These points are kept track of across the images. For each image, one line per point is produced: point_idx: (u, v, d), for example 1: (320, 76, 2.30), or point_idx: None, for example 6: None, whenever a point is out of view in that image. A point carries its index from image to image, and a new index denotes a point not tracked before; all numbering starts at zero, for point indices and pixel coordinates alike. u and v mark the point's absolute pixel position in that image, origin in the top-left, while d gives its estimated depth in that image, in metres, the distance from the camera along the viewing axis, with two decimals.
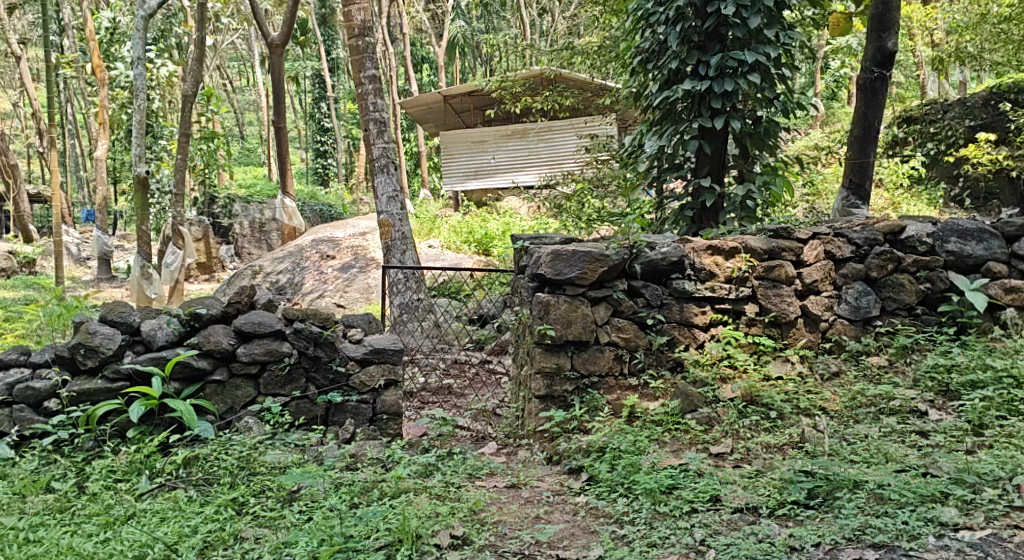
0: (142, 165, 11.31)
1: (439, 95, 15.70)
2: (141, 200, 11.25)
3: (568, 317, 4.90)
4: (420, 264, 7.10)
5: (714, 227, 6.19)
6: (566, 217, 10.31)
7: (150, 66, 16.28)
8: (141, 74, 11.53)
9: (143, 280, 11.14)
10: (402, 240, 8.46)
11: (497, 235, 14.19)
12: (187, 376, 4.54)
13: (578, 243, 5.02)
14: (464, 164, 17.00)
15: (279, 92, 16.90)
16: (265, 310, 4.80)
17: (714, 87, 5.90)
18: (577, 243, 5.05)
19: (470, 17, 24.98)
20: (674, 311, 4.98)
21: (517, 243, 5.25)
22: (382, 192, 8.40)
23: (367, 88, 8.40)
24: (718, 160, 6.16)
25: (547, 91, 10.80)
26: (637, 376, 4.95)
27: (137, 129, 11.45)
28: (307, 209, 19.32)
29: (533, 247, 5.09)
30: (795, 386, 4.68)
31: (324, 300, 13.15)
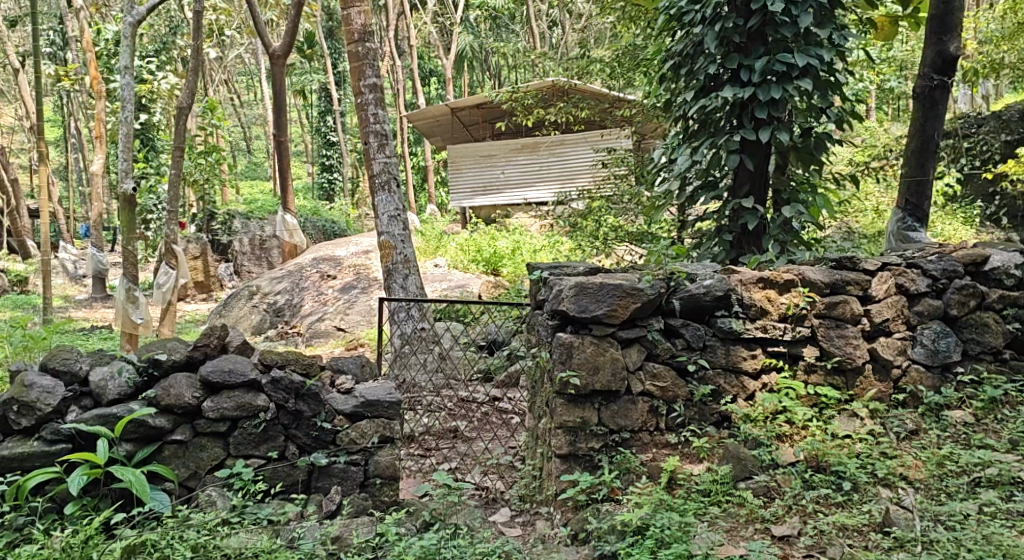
0: (129, 181, 10.58)
1: (446, 107, 15.09)
2: (128, 219, 10.49)
3: (593, 362, 4.18)
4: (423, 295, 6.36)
5: (756, 252, 5.45)
6: (579, 237, 9.60)
7: (147, 79, 15.63)
8: (130, 87, 10.83)
9: (129, 303, 10.31)
10: (403, 263, 7.69)
11: (506, 254, 13.50)
12: (143, 436, 3.85)
13: (606, 274, 4.32)
14: (472, 179, 16.33)
15: (280, 105, 16.23)
16: (241, 356, 4.08)
17: (759, 94, 5.15)
18: (603, 275, 4.35)
19: (477, 29, 24.35)
20: (721, 356, 4.25)
21: (534, 274, 4.58)
22: (383, 211, 7.68)
23: (368, 98, 7.67)
24: (761, 178, 5.43)
25: (561, 102, 10.13)
26: (676, 433, 4.22)
27: (124, 144, 10.74)
28: (309, 225, 18.69)
29: (553, 279, 4.40)
30: (867, 447, 3.98)
31: (325, 323, 12.46)
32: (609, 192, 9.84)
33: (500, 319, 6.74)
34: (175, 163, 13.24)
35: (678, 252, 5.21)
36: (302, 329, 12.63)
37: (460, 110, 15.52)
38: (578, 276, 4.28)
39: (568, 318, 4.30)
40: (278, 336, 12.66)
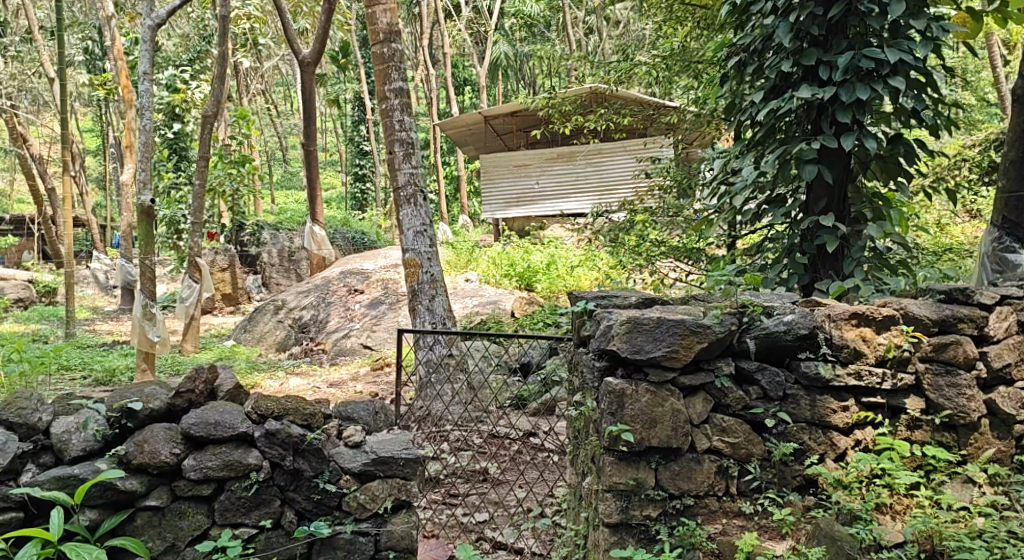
0: (147, 191, 9.71)
1: (479, 114, 14.57)
2: (146, 232, 9.63)
3: (650, 415, 3.53)
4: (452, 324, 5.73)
5: (834, 278, 4.84)
6: (621, 252, 9.01)
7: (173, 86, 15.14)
8: (149, 94, 9.94)
9: (145, 322, 9.53)
10: (430, 284, 7.03)
11: (541, 269, 12.84)
12: (111, 501, 3.77)
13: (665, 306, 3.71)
14: (505, 190, 15.68)
15: (309, 114, 15.70)
16: (232, 405, 3.94)
17: (842, 95, 4.53)
18: (662, 307, 3.75)
19: (512, 38, 23.76)
20: (805, 408, 3.59)
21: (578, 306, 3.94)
22: (408, 225, 7.04)
23: (393, 103, 7.03)
24: (842, 190, 4.83)
25: (602, 109, 9.50)
26: (750, 500, 3.57)
27: (141, 152, 10.04)
28: (339, 237, 18.19)
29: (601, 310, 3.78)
30: (990, 524, 3.37)
31: (351, 341, 11.91)
32: (651, 205, 9.19)
33: (540, 348, 6.10)
34: (199, 174, 12.71)
35: (746, 279, 4.55)
36: (327, 347, 12.10)
37: (491, 117, 15.09)
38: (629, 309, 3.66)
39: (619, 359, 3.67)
40: (302, 354, 12.11)
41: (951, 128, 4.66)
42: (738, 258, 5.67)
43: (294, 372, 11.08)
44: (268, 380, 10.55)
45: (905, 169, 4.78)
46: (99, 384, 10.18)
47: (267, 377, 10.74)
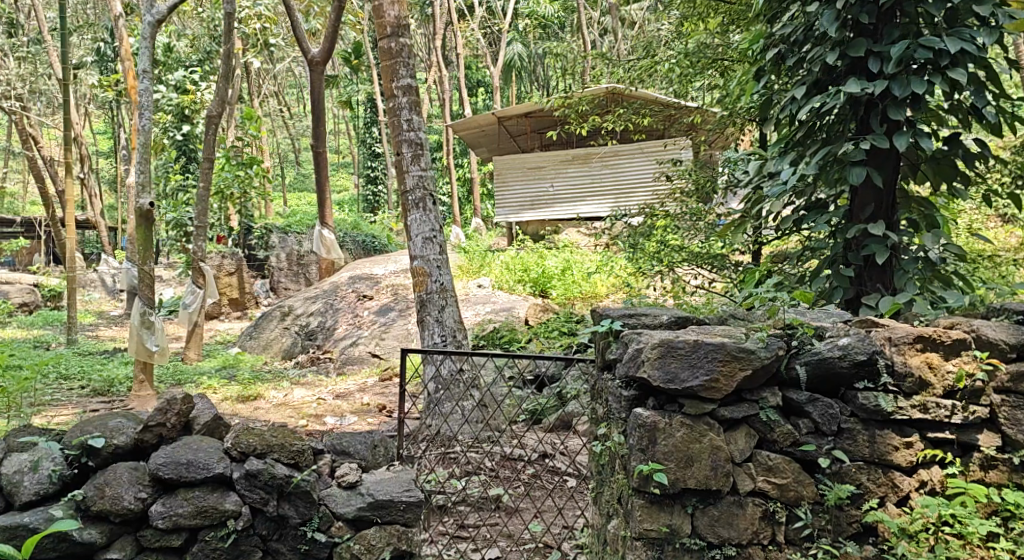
0: (146, 194, 9.26)
1: (492, 115, 14.41)
2: (145, 236, 9.22)
3: (686, 452, 3.54)
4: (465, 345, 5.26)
5: (883, 292, 4.46)
6: (640, 259, 8.82)
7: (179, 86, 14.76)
8: (149, 93, 9.48)
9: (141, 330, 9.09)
10: (440, 293, 6.61)
11: (556, 274, 12.43)
12: (77, 544, 4.47)
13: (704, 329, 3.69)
14: (520, 194, 15.46)
15: (318, 115, 15.33)
16: (209, 442, 4.67)
17: (894, 90, 4.11)
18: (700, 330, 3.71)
19: (526, 38, 23.37)
20: (861, 444, 3.60)
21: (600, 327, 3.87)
22: (416, 231, 6.62)
23: (401, 101, 6.61)
24: (889, 195, 4.45)
25: (620, 108, 9.13)
26: (799, 547, 3.58)
27: (139, 153, 9.56)
28: (350, 240, 17.88)
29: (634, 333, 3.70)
30: None
31: (359, 349, 11.51)
32: (672, 210, 8.88)
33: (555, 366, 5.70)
34: (203, 176, 12.35)
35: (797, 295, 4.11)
36: (335, 355, 11.70)
37: (505, 118, 14.91)
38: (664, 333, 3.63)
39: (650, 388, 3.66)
40: (308, 362, 11.72)
41: (1016, 124, 4.24)
42: (773, 270, 5.26)
43: (301, 382, 10.64)
44: (272, 390, 10.11)
45: (960, 170, 4.39)
46: (98, 395, 9.81)
47: (271, 387, 10.29)
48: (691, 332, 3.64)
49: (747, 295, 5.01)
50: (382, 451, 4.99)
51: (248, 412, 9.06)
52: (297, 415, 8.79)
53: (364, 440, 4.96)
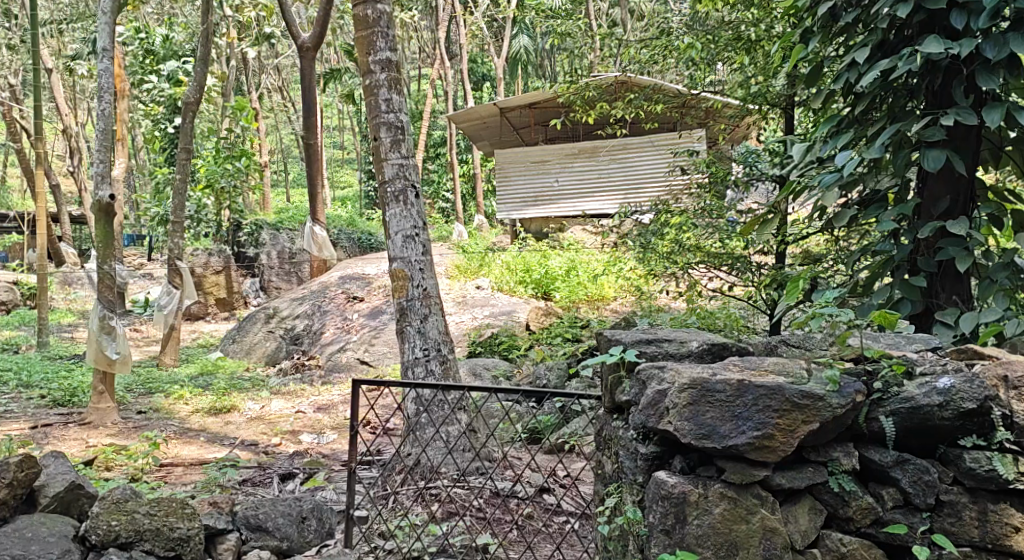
0: (107, 186, 8.41)
1: (495, 105, 13.74)
2: (105, 232, 8.42)
3: (730, 535, 3.39)
4: (446, 379, 4.31)
5: (962, 307, 3.77)
6: (652, 260, 8.10)
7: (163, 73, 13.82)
8: (111, 75, 8.55)
9: (102, 336, 8.29)
10: (422, 300, 5.73)
11: (560, 275, 11.59)
12: None
13: (746, 362, 3.56)
14: (523, 188, 14.72)
15: (309, 103, 14.44)
16: (57, 528, 4.50)
17: (987, 50, 3.34)
18: (739, 360, 3.59)
19: (533, 30, 22.57)
20: (968, 525, 3.35)
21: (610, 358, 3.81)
22: (395, 229, 5.75)
23: (379, 78, 5.76)
24: (967, 187, 3.72)
25: (630, 94, 8.32)
26: None
27: (99, 138, 8.47)
28: (344, 237, 17.06)
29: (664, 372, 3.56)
30: None
31: (347, 356, 10.62)
32: (688, 206, 8.08)
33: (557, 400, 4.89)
34: (182, 168, 11.54)
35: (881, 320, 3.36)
36: (320, 362, 10.80)
37: (508, 109, 14.23)
38: (700, 372, 3.47)
39: (677, 443, 3.55)
40: (292, 369, 10.78)
41: None
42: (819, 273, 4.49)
43: (280, 392, 9.73)
44: (248, 402, 9.22)
45: None
46: (56, 406, 8.95)
47: (247, 398, 9.39)
48: (734, 369, 3.48)
49: (786, 306, 4.27)
50: (315, 516, 4.90)
51: (218, 427, 8.17)
52: (270, 431, 7.88)
53: (287, 516, 4.83)
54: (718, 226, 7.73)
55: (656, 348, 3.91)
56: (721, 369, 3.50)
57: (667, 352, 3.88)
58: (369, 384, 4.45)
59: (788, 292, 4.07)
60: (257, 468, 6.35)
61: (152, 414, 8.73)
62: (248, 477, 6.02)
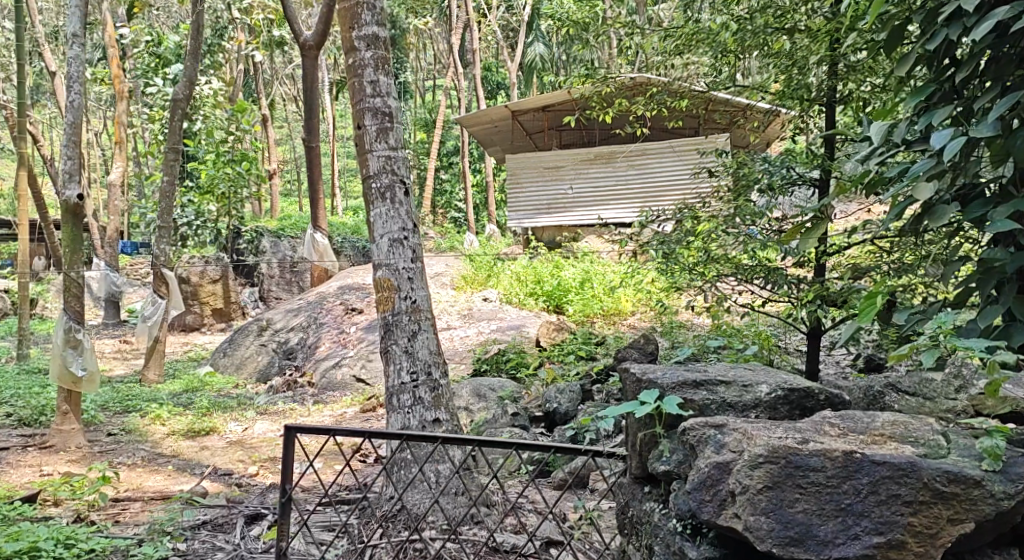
0: (74, 186, 7.65)
1: (505, 108, 12.98)
2: (72, 235, 7.61)
3: None
4: (403, 430, 3.66)
5: None
6: (675, 272, 7.30)
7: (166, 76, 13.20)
8: (80, 62, 7.83)
9: (66, 352, 7.50)
10: (410, 315, 4.96)
11: (574, 287, 10.76)
12: None
13: (836, 421, 3.42)
14: (535, 196, 13.94)
15: (311, 103, 13.70)
16: None
17: None
18: (833, 419, 3.44)
19: (548, 37, 21.89)
20: None
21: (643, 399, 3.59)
22: (381, 231, 5.00)
23: (364, 57, 5.04)
24: None
25: (654, 90, 7.56)
26: None
27: (68, 133, 7.73)
28: (348, 245, 16.31)
29: (745, 442, 3.29)
30: None
31: (342, 373, 9.79)
32: (718, 211, 7.26)
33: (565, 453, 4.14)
34: (169, 168, 10.82)
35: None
36: (314, 380, 9.98)
37: (520, 113, 13.48)
38: (789, 440, 3.24)
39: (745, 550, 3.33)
40: (282, 386, 9.97)
41: None
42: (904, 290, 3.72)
43: (266, 413, 8.91)
44: (231, 423, 8.42)
45: None
46: (20, 426, 8.16)
47: (230, 418, 8.59)
48: (833, 440, 3.26)
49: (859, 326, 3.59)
50: None
51: (192, 453, 7.38)
52: (248, 459, 7.06)
53: None
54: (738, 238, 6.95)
55: (705, 390, 3.76)
56: (813, 437, 3.28)
57: (721, 395, 3.73)
58: (302, 429, 4.02)
59: (861, 313, 3.40)
60: (222, 505, 5.51)
61: (124, 436, 7.96)
62: (209, 519, 5.19)
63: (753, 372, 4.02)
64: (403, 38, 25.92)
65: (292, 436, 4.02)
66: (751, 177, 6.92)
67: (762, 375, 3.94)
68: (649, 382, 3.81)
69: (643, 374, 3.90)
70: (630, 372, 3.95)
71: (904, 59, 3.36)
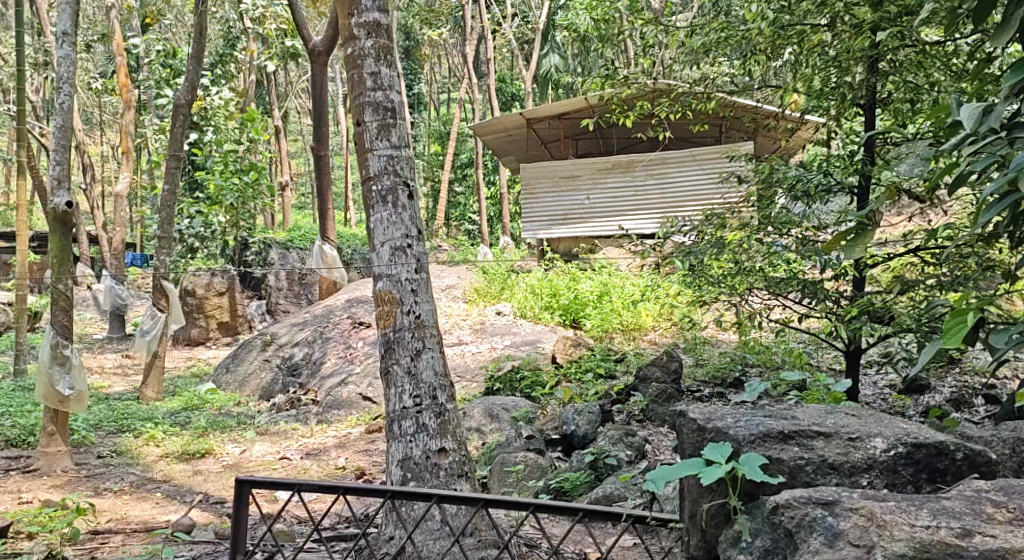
0: (63, 193, 7.19)
1: (520, 115, 12.51)
2: (62, 245, 7.20)
3: None
4: (348, 489, 3.58)
5: None
6: (701, 285, 6.78)
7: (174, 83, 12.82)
8: (70, 63, 7.38)
9: (51, 368, 7.03)
10: (412, 331, 4.80)
11: (591, 300, 10.24)
12: None
13: (997, 498, 3.41)
14: (550, 206, 13.47)
15: (320, 111, 13.25)
16: None
17: None
18: (995, 495, 3.42)
19: (563, 47, 21.42)
20: None
21: (708, 456, 3.58)
22: (382, 238, 4.86)
23: (364, 46, 4.93)
24: None
25: (679, 89, 7.06)
26: None
27: (57, 136, 7.28)
28: (358, 258, 15.83)
29: (877, 532, 3.27)
30: None
31: (347, 391, 9.28)
32: (748, 219, 6.74)
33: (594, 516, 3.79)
34: (171, 176, 10.38)
35: None
36: (318, 398, 9.49)
37: (536, 121, 13.02)
38: (945, 535, 3.24)
39: None
40: (286, 405, 9.51)
41: None
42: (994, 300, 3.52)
43: (266, 433, 8.43)
44: (228, 445, 7.94)
45: None
46: (5, 447, 7.69)
47: (228, 440, 8.12)
48: (1001, 531, 3.25)
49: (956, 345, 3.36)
50: None
51: (184, 477, 6.90)
52: None
53: None
54: (767, 251, 6.46)
55: (796, 445, 3.75)
56: (977, 528, 3.27)
57: (819, 453, 3.72)
58: (255, 484, 3.88)
59: (947, 335, 3.30)
60: (207, 541, 5.05)
61: (114, 458, 7.48)
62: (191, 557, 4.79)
63: (857, 418, 3.96)
64: (417, 49, 25.52)
65: (246, 492, 3.88)
66: (780, 179, 6.44)
67: (875, 426, 3.87)
68: (722, 433, 3.78)
69: (708, 420, 3.87)
70: (692, 419, 3.91)
71: (1003, 31, 3.09)
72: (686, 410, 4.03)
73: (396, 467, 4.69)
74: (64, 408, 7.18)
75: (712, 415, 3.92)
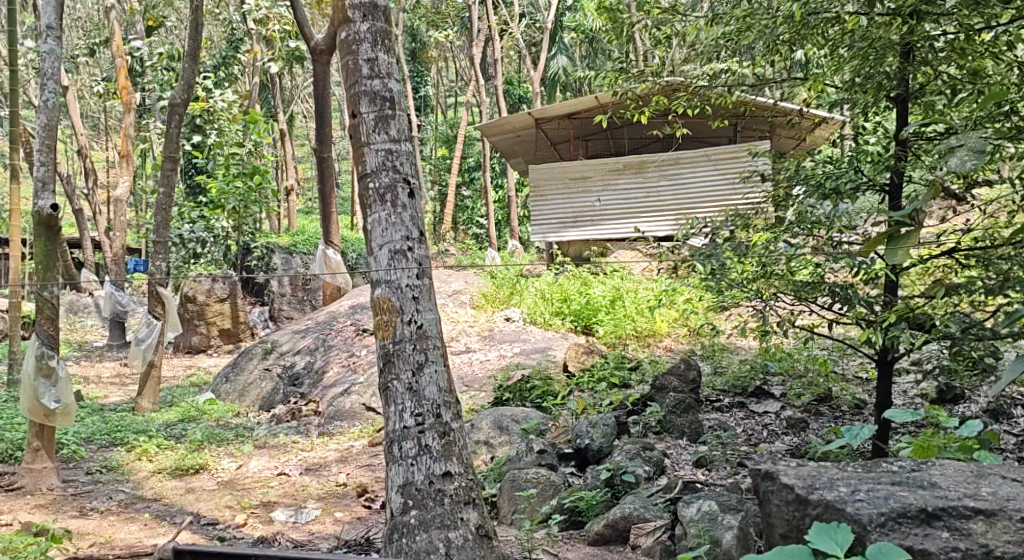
0: (48, 196, 6.84)
1: (529, 115, 12.13)
2: (47, 251, 6.84)
3: None
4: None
5: None
6: (722, 290, 6.34)
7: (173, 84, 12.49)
8: (55, 58, 7.04)
9: (34, 382, 6.65)
10: (414, 343, 4.53)
11: (603, 306, 9.85)
12: None
13: None
14: (559, 209, 13.08)
15: (323, 113, 12.89)
16: None
17: None
18: None
19: (572, 48, 21.09)
20: None
21: (818, 546, 3.48)
22: (380, 241, 4.59)
23: (359, 30, 4.66)
24: None
25: (699, 83, 6.63)
26: None
27: (42, 136, 6.95)
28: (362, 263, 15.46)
29: None
30: None
31: (350, 400, 8.90)
32: (773, 219, 6.31)
33: None
34: (166, 180, 10.02)
35: None
36: (320, 408, 9.12)
37: (545, 120, 12.62)
38: None
39: None
40: (287, 416, 9.12)
41: None
42: None
43: (265, 446, 8.04)
44: (224, 460, 7.56)
45: None
46: None
47: (225, 454, 7.73)
48: None
49: None
50: None
51: (177, 495, 6.53)
52: (237, 505, 6.20)
53: None
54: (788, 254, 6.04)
55: (943, 528, 3.74)
56: None
57: (978, 541, 3.69)
58: None
59: None
60: None
61: (104, 474, 7.10)
62: None
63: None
64: (423, 51, 25.15)
65: None
66: (807, 177, 6.04)
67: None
68: (836, 511, 3.83)
69: (810, 490, 3.93)
70: (790, 489, 3.98)
71: None
72: (780, 472, 4.10)
73: (396, 492, 4.44)
74: (47, 424, 6.79)
75: (822, 485, 3.94)
